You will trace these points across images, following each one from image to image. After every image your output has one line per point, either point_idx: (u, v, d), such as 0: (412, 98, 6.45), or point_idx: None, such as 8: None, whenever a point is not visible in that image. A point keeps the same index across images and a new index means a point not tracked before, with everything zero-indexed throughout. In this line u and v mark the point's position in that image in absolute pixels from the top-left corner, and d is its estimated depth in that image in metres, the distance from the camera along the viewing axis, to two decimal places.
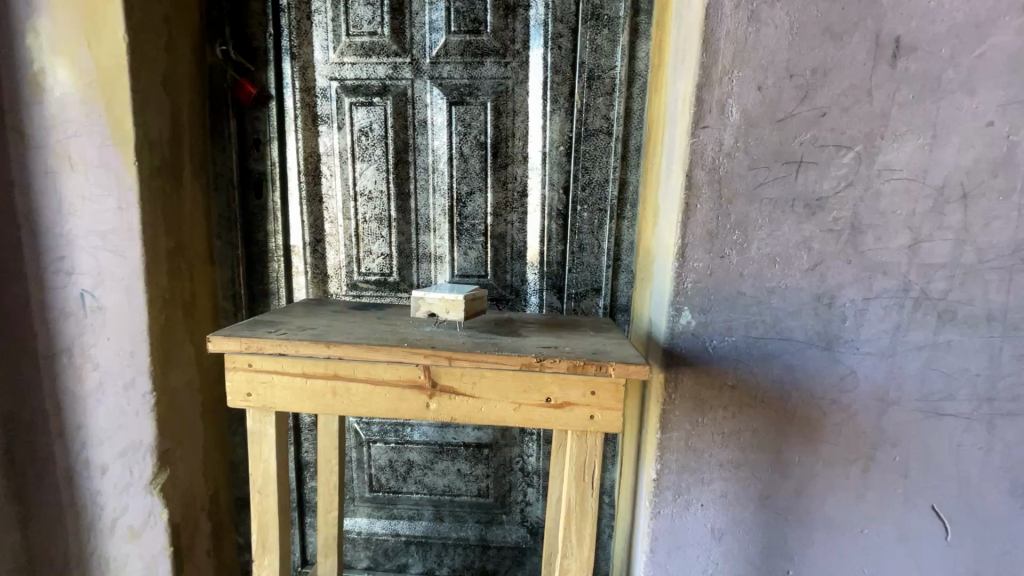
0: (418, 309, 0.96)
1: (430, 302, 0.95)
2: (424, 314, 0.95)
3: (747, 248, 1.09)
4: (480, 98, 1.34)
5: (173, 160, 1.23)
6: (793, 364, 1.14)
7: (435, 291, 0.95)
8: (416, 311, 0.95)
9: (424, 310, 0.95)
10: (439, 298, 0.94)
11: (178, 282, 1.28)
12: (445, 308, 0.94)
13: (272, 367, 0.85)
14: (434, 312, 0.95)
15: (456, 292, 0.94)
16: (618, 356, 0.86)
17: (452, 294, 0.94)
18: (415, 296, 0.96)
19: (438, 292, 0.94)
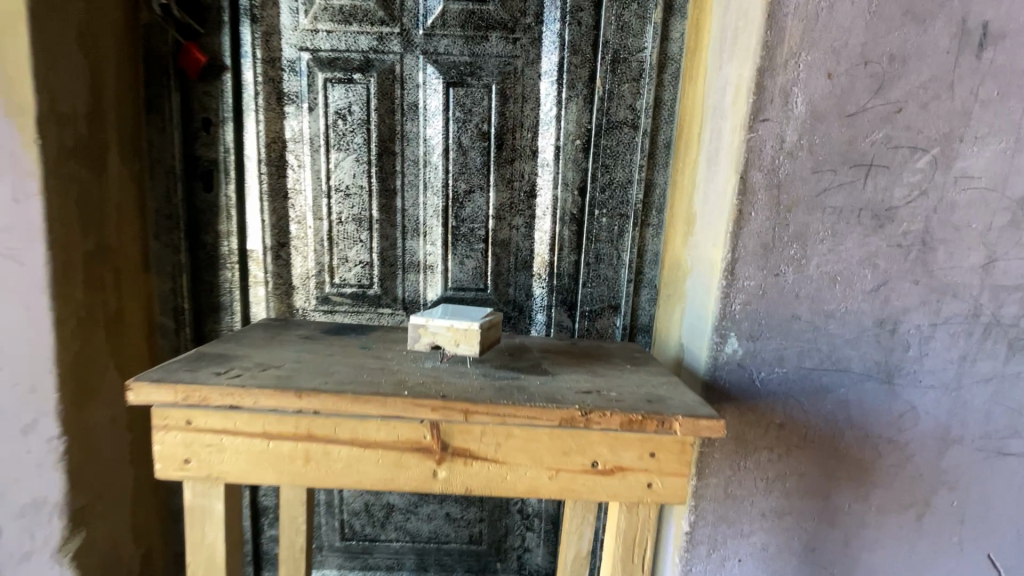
0: (416, 342, 0.75)
1: (435, 332, 0.74)
2: (426, 348, 0.75)
3: (806, 264, 0.92)
4: (484, 79, 1.13)
5: (91, 140, 0.96)
6: (849, 399, 0.97)
7: (442, 317, 0.75)
8: (415, 344, 0.75)
9: (426, 343, 0.75)
10: (448, 327, 0.74)
11: (99, 294, 1.01)
12: (455, 340, 0.74)
13: (220, 425, 0.62)
14: (439, 346, 0.75)
15: (470, 318, 0.75)
16: (681, 406, 0.67)
17: (464, 321, 0.74)
18: (414, 325, 0.75)
19: (445, 318, 0.75)
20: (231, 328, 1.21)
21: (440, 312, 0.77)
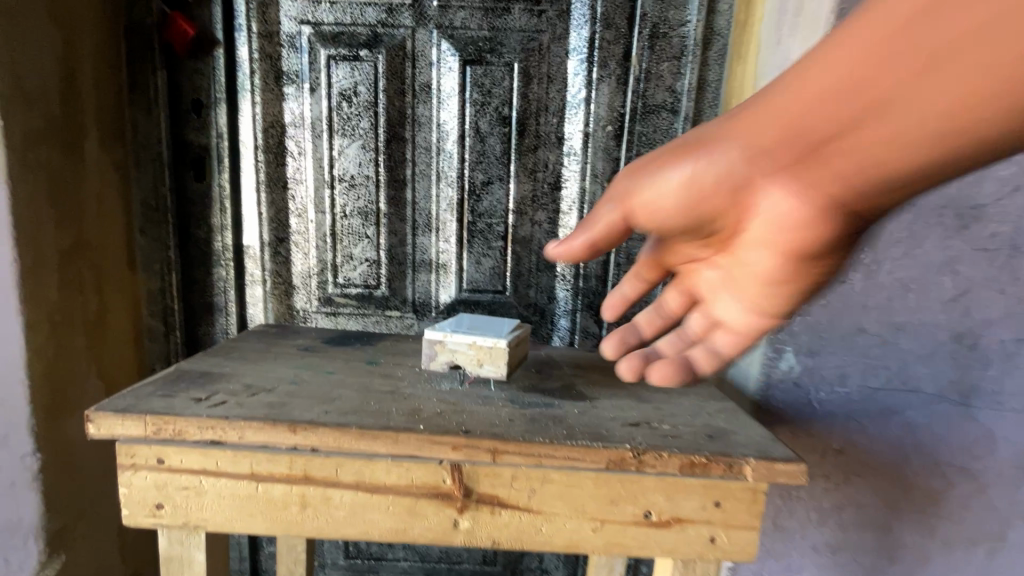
0: (435, 359, 0.67)
1: (455, 349, 0.66)
2: (445, 366, 0.67)
3: (875, 271, 0.80)
4: (505, 57, 1.01)
5: (65, 121, 0.85)
6: (918, 423, 0.85)
7: (464, 333, 0.66)
8: (431, 363, 0.67)
9: (445, 360, 0.67)
10: (469, 345, 0.65)
11: (77, 295, 0.91)
12: (478, 360, 0.65)
13: (199, 463, 0.52)
14: (458, 365, 0.66)
15: (496, 335, 0.65)
16: (748, 447, 0.56)
17: (489, 337, 0.65)
18: (431, 340, 0.66)
19: (468, 335, 0.65)
20: (225, 332, 1.10)
21: (462, 325, 0.68)
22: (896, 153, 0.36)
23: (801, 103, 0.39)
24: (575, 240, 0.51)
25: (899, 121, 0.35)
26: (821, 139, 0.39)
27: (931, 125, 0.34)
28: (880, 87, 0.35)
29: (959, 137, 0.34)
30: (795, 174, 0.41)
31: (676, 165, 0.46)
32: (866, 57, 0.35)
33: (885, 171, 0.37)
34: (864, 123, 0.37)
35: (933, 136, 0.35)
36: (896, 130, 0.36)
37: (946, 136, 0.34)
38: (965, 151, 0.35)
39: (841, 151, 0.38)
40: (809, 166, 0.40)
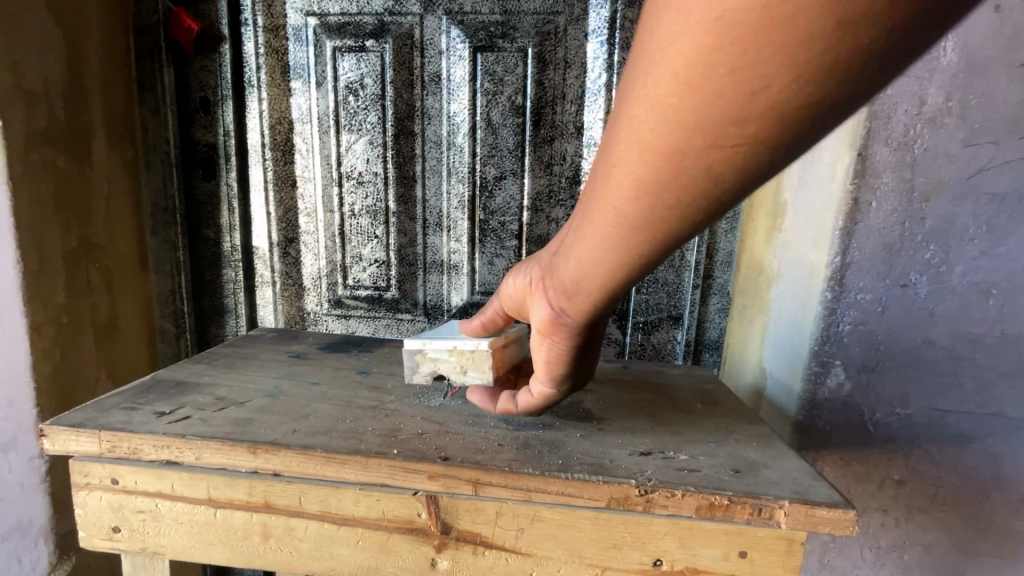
0: (416, 371, 0.59)
1: (436, 358, 0.58)
2: (428, 377, 0.59)
3: (946, 273, 0.67)
4: (518, 42, 0.93)
5: (70, 122, 0.84)
6: (998, 452, 0.72)
7: (444, 338, 0.57)
8: (412, 376, 0.59)
9: (427, 371, 0.59)
10: (450, 352, 0.57)
11: (86, 298, 0.90)
12: (460, 367, 0.57)
13: (155, 485, 0.48)
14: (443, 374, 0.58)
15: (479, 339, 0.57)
16: (783, 487, 0.46)
17: (472, 341, 0.57)
18: (410, 351, 0.58)
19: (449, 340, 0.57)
20: (236, 333, 1.08)
21: (445, 329, 0.60)
22: (607, 229, 0.38)
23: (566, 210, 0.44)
24: (473, 318, 0.57)
25: (597, 203, 0.38)
26: (567, 237, 0.43)
27: (626, 197, 0.35)
28: (589, 178, 0.38)
29: (661, 194, 0.34)
30: (551, 271, 0.46)
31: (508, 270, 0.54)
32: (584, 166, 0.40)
33: (605, 253, 0.39)
34: (579, 215, 0.41)
35: (628, 205, 0.36)
36: (598, 214, 0.38)
37: (653, 195, 0.34)
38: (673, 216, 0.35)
39: (571, 244, 0.42)
40: (555, 266, 0.45)
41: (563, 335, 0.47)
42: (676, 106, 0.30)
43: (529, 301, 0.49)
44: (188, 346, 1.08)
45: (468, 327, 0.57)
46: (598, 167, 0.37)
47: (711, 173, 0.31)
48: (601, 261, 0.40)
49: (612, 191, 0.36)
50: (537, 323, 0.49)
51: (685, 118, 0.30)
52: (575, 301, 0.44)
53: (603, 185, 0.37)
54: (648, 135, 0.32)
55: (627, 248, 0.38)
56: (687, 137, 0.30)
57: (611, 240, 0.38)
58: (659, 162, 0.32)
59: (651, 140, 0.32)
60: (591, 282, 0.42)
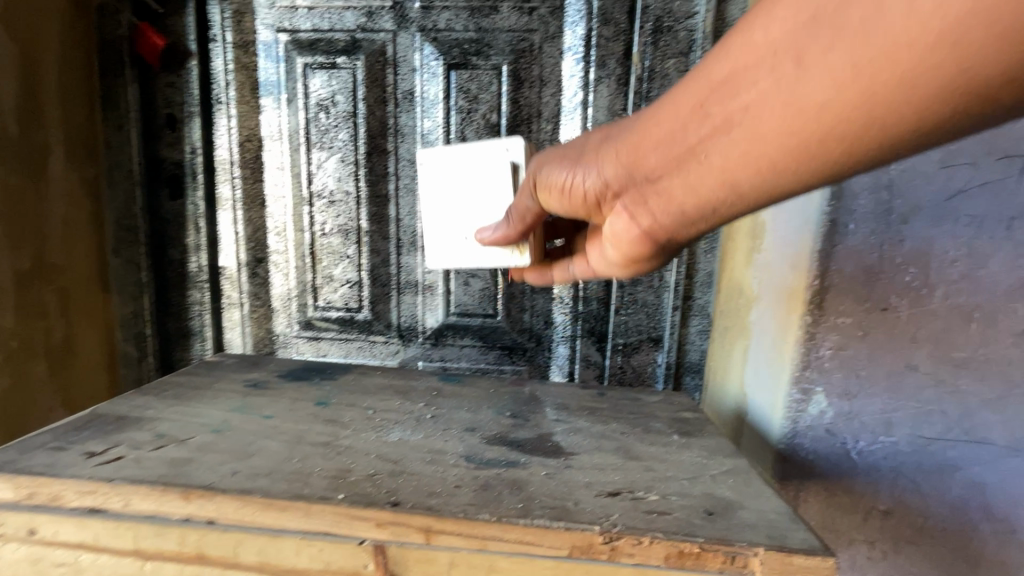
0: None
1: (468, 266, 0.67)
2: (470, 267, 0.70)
3: (927, 296, 0.65)
4: (492, 59, 0.92)
5: (25, 139, 0.81)
6: (986, 481, 0.70)
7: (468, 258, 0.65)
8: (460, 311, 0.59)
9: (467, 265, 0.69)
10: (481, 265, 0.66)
11: (40, 321, 0.85)
12: None
13: (77, 535, 0.45)
14: None
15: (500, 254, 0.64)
16: (757, 531, 0.43)
17: (495, 259, 0.65)
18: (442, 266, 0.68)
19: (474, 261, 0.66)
20: (202, 356, 1.04)
21: (461, 240, 0.65)
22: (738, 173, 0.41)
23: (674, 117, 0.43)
24: (506, 228, 0.60)
25: (739, 142, 0.40)
26: (682, 157, 0.44)
27: (773, 142, 0.38)
28: (733, 104, 0.39)
29: (807, 156, 0.38)
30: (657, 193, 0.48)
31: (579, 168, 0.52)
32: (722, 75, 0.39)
33: (728, 189, 0.43)
34: (704, 143, 0.42)
35: (769, 152, 0.39)
36: (744, 132, 0.39)
37: (797, 153, 0.38)
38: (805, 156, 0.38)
39: (693, 172, 0.44)
40: (668, 190, 0.47)
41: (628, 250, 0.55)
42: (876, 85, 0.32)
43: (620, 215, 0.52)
44: (151, 371, 1.03)
45: (498, 241, 0.62)
46: (752, 100, 0.38)
47: (866, 151, 0.36)
48: (721, 197, 0.44)
49: (763, 133, 0.38)
50: (629, 239, 0.53)
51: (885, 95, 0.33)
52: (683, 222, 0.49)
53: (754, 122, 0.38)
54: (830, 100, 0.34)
55: (747, 187, 0.42)
56: (870, 120, 0.34)
57: (736, 179, 0.42)
58: (825, 124, 0.35)
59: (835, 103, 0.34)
60: (703, 212, 0.47)
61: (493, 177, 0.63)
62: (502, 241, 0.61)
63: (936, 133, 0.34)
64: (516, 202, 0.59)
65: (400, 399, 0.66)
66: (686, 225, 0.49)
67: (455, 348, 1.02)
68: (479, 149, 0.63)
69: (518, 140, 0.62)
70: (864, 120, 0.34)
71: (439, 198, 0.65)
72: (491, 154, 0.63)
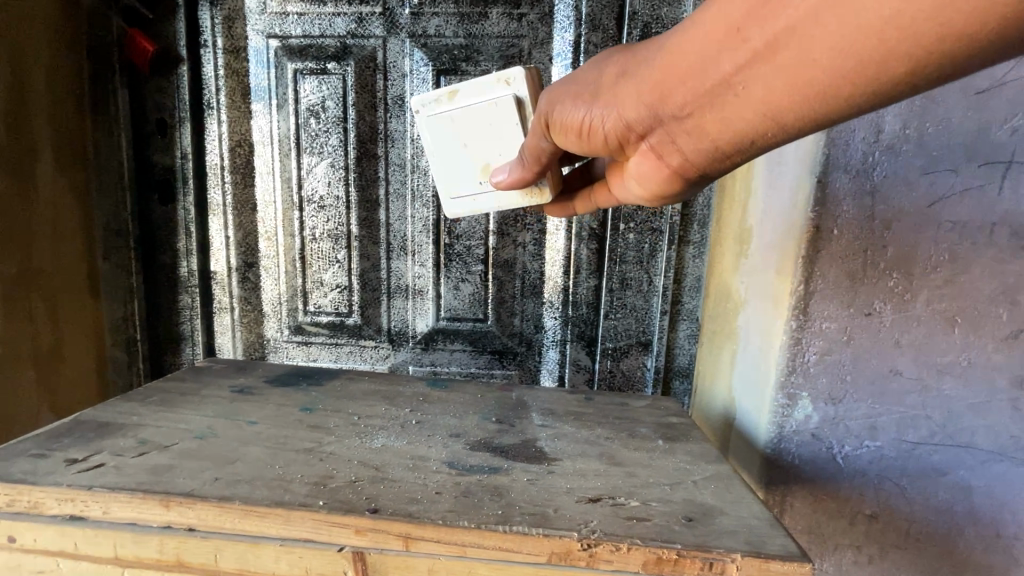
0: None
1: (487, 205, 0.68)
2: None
3: (911, 302, 0.66)
4: (482, 65, 0.92)
5: (14, 145, 0.81)
6: (970, 486, 0.70)
7: (485, 200, 0.66)
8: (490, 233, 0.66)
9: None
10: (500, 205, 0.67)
11: (28, 326, 0.85)
12: None
13: (57, 543, 0.45)
14: None
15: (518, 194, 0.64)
16: (735, 537, 0.43)
17: (512, 198, 0.65)
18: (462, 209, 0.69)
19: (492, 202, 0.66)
20: (192, 361, 1.05)
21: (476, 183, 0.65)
22: (775, 106, 0.39)
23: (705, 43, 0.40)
24: (520, 172, 0.59)
25: (778, 70, 0.37)
26: (714, 91, 0.41)
27: (816, 69, 0.35)
28: (772, 30, 0.36)
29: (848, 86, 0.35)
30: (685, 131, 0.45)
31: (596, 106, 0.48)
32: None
33: (765, 121, 0.41)
34: (740, 74, 0.39)
35: (811, 81, 0.36)
36: (781, 61, 0.36)
37: (838, 84, 0.35)
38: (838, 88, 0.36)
39: (725, 107, 0.41)
40: (697, 128, 0.44)
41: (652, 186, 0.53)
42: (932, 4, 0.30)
43: (645, 152, 0.50)
44: (141, 375, 1.04)
45: (513, 184, 0.60)
46: (795, 25, 0.34)
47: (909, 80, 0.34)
48: (756, 131, 0.42)
49: (805, 60, 0.35)
50: (656, 176, 0.52)
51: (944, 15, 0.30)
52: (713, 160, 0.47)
53: (794, 51, 0.35)
54: (881, 23, 0.32)
55: (784, 119, 0.40)
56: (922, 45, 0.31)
57: (773, 113, 0.39)
58: (869, 49, 0.33)
59: (887, 24, 0.31)
60: (736, 147, 0.44)
61: (497, 115, 0.60)
62: (519, 183, 0.60)
63: (991, 54, 0.31)
64: (528, 141, 0.56)
65: (386, 405, 0.66)
66: (716, 160, 0.47)
67: (445, 353, 1.02)
68: (479, 86, 0.60)
69: (519, 71, 0.58)
70: (916, 45, 0.31)
71: (448, 142, 0.64)
72: (491, 92, 0.59)
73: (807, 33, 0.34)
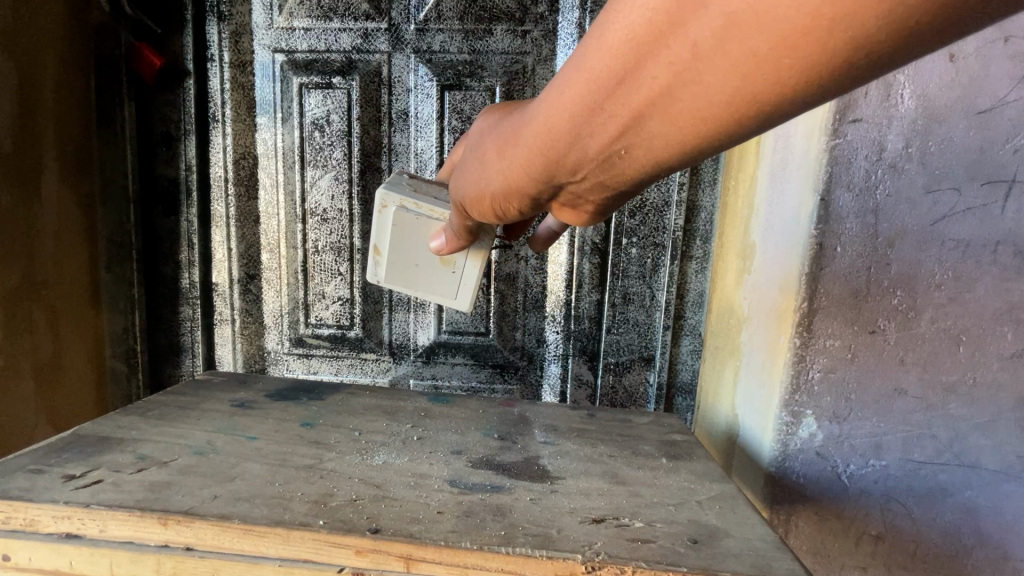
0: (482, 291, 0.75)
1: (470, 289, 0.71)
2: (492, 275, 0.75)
3: (915, 320, 0.66)
4: (485, 81, 0.93)
5: (20, 156, 0.82)
6: (978, 506, 0.69)
7: (468, 275, 0.66)
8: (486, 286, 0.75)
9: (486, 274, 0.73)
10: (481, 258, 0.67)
11: (28, 337, 0.84)
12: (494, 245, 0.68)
13: (51, 562, 0.44)
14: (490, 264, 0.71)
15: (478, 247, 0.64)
16: (741, 561, 0.43)
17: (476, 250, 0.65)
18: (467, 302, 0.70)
19: (468, 270, 0.66)
20: (192, 373, 1.05)
21: (449, 274, 0.66)
22: (672, 157, 0.36)
23: (566, 122, 0.36)
24: (458, 241, 0.60)
25: (652, 131, 0.34)
26: (596, 156, 0.38)
27: (691, 125, 0.32)
28: (633, 103, 0.32)
29: (733, 132, 0.32)
30: (589, 187, 0.42)
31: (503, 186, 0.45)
32: (608, 75, 0.32)
33: (669, 165, 0.37)
34: (620, 141, 0.36)
35: (687, 134, 0.33)
36: (655, 127, 0.33)
37: (725, 135, 0.32)
38: (726, 138, 0.33)
39: (612, 165, 0.38)
40: (593, 178, 0.40)
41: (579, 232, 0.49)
42: (782, 69, 0.27)
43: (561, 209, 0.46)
44: (139, 386, 1.04)
45: (453, 247, 0.61)
46: (655, 96, 0.31)
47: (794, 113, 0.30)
48: (658, 174, 0.39)
49: (678, 122, 0.32)
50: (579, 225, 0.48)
51: (797, 76, 0.27)
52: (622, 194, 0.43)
53: (663, 115, 0.32)
54: (746, 86, 0.28)
55: (682, 163, 0.37)
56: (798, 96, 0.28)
57: (670, 163, 0.36)
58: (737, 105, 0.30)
59: (744, 88, 0.28)
60: (637, 187, 0.42)
61: (404, 225, 0.65)
62: (461, 246, 0.61)
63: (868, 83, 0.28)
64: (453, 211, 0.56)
65: (387, 421, 0.66)
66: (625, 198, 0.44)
67: (446, 366, 1.01)
68: (376, 231, 0.66)
69: (387, 191, 0.64)
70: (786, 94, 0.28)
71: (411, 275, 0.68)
72: (384, 222, 0.66)
73: (675, 99, 0.31)
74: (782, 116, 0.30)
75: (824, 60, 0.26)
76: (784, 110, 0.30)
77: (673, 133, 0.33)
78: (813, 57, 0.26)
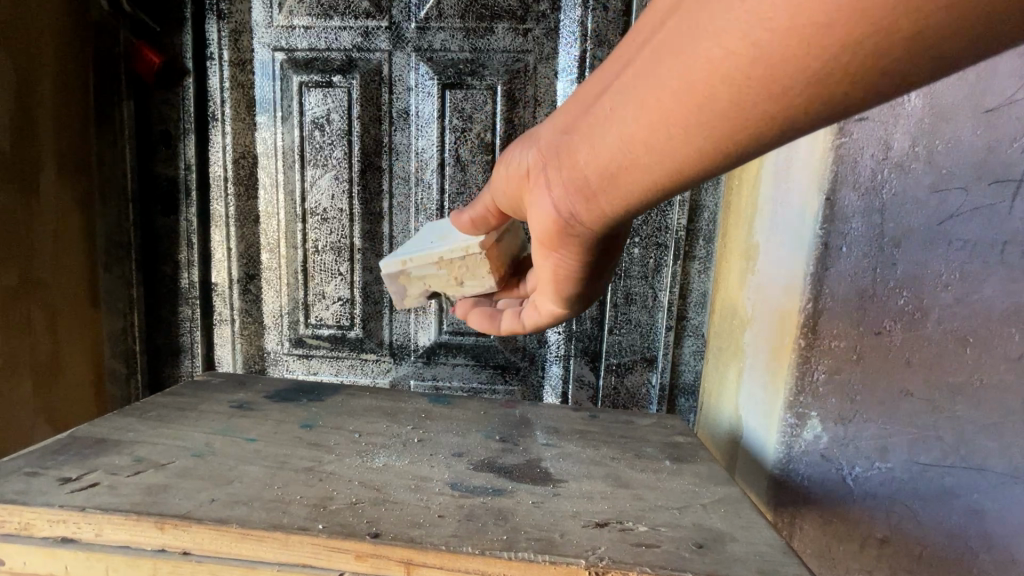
0: (404, 295, 0.67)
1: (422, 276, 0.64)
2: (420, 297, 0.66)
3: (922, 321, 0.65)
4: (487, 79, 0.92)
5: (18, 154, 0.81)
6: (985, 510, 0.68)
7: (428, 255, 0.62)
8: (406, 299, 0.67)
9: (418, 292, 0.66)
10: (438, 265, 0.62)
11: (26, 337, 0.84)
12: (455, 279, 0.63)
13: (47, 567, 0.44)
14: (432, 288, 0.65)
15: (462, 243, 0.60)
16: (747, 566, 0.42)
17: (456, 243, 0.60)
18: (393, 274, 0.64)
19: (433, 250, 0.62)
20: (191, 374, 1.04)
21: (427, 245, 0.64)
22: (642, 135, 0.34)
23: (601, 74, 0.38)
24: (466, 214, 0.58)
25: (637, 102, 0.33)
26: (591, 116, 0.38)
27: (673, 84, 0.31)
28: (641, 56, 0.34)
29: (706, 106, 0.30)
30: (566, 164, 0.40)
31: (519, 149, 0.46)
32: (644, 31, 0.34)
33: (637, 154, 0.35)
34: (612, 100, 0.35)
35: (665, 97, 0.32)
36: (642, 83, 0.33)
37: (698, 109, 0.31)
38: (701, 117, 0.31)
39: (594, 131, 0.37)
40: (573, 162, 0.39)
41: (543, 243, 0.46)
42: (765, 18, 0.26)
43: (536, 196, 0.44)
44: (137, 387, 1.03)
45: (461, 222, 0.59)
46: (656, 47, 0.32)
47: (773, 100, 0.28)
48: (623, 167, 0.36)
49: (661, 78, 0.32)
50: (543, 227, 0.44)
51: (775, 29, 0.26)
52: (593, 205, 0.40)
53: (654, 70, 0.32)
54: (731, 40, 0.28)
55: (651, 155, 0.34)
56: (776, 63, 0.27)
57: (639, 144, 0.34)
58: (717, 63, 0.29)
59: (728, 39, 0.28)
60: (602, 194, 0.39)
61: None
62: (465, 223, 0.58)
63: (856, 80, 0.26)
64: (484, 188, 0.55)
65: (387, 422, 0.65)
66: (591, 213, 0.41)
67: (447, 367, 1.01)
68: None
69: None
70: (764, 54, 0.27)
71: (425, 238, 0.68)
72: None
73: (668, 52, 0.31)
74: (759, 102, 0.29)
75: (811, 15, 0.25)
76: (760, 84, 0.28)
77: (654, 92, 0.32)
78: (797, 12, 0.25)
